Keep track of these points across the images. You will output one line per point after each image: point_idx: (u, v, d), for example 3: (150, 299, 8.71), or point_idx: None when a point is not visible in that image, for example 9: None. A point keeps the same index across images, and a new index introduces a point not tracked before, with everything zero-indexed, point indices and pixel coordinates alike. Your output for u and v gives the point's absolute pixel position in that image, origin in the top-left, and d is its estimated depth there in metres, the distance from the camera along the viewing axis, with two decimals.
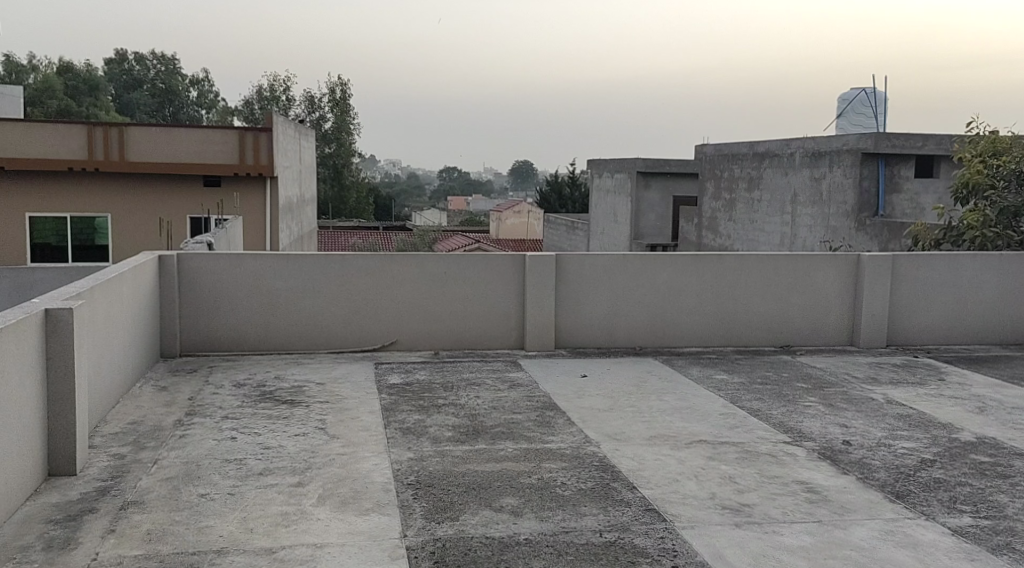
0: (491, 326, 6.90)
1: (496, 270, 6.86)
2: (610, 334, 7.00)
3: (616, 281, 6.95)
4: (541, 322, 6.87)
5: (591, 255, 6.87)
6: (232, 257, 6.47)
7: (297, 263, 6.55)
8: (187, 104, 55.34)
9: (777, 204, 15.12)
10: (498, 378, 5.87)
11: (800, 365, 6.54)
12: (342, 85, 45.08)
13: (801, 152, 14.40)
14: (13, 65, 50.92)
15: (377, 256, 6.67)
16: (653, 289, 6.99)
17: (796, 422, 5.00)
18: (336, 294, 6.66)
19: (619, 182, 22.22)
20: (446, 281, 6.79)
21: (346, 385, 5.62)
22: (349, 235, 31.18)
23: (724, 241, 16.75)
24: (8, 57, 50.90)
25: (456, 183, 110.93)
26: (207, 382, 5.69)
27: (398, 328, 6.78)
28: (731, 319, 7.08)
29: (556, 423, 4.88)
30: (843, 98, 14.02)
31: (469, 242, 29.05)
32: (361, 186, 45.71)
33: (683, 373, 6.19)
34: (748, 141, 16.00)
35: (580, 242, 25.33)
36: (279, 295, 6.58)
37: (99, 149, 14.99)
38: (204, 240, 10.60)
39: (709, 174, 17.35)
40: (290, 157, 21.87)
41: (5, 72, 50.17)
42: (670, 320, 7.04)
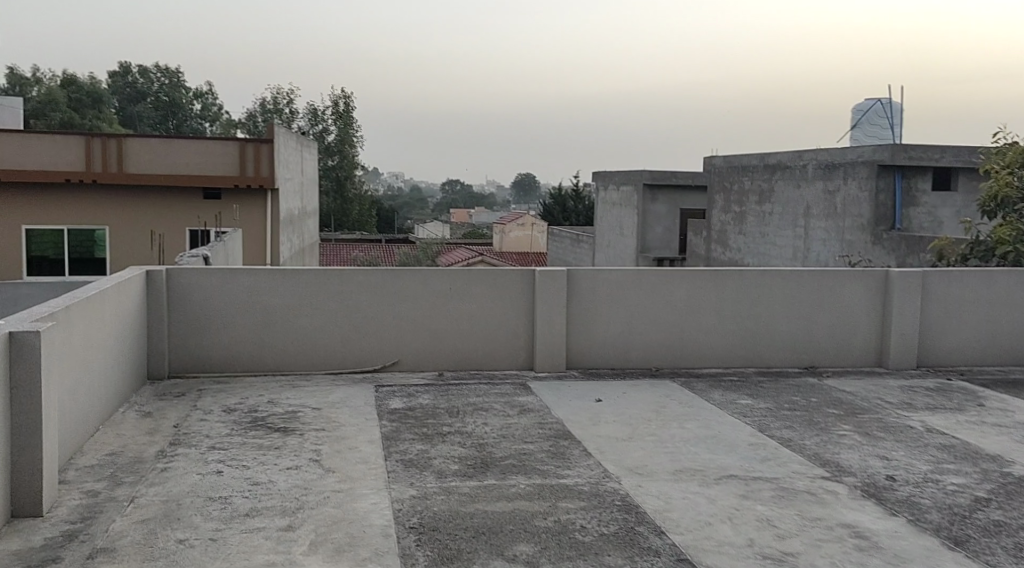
0: (499, 344, 6.51)
1: (504, 285, 6.47)
2: (624, 353, 6.61)
3: (631, 298, 6.57)
4: (552, 340, 6.48)
5: (605, 269, 6.50)
6: (224, 272, 6.09)
7: (293, 278, 6.18)
8: (191, 117, 55.27)
9: (790, 217, 14.76)
10: (507, 403, 5.48)
11: (828, 389, 6.14)
12: (346, 97, 44.88)
13: (814, 164, 14.06)
14: (17, 78, 50.91)
15: (378, 270, 6.29)
16: (670, 306, 6.62)
17: (832, 454, 4.60)
18: (335, 311, 6.28)
19: (626, 195, 21.88)
20: (451, 297, 6.41)
21: (344, 410, 5.23)
22: (352, 247, 30.88)
23: (735, 254, 16.38)
24: (13, 70, 50.89)
25: (459, 196, 110.77)
26: (195, 407, 5.31)
27: (400, 347, 6.39)
28: (752, 338, 6.70)
29: (571, 454, 4.48)
30: (857, 108, 13.63)
31: (473, 254, 28.71)
32: (364, 199, 45.46)
33: (704, 398, 5.79)
34: (758, 153, 15.66)
35: (586, 255, 24.97)
36: (275, 312, 6.20)
37: (97, 162, 14.91)
38: (200, 253, 10.26)
39: (718, 186, 16.99)
40: (291, 169, 21.56)
41: (9, 85, 50.13)
42: (687, 338, 6.66)
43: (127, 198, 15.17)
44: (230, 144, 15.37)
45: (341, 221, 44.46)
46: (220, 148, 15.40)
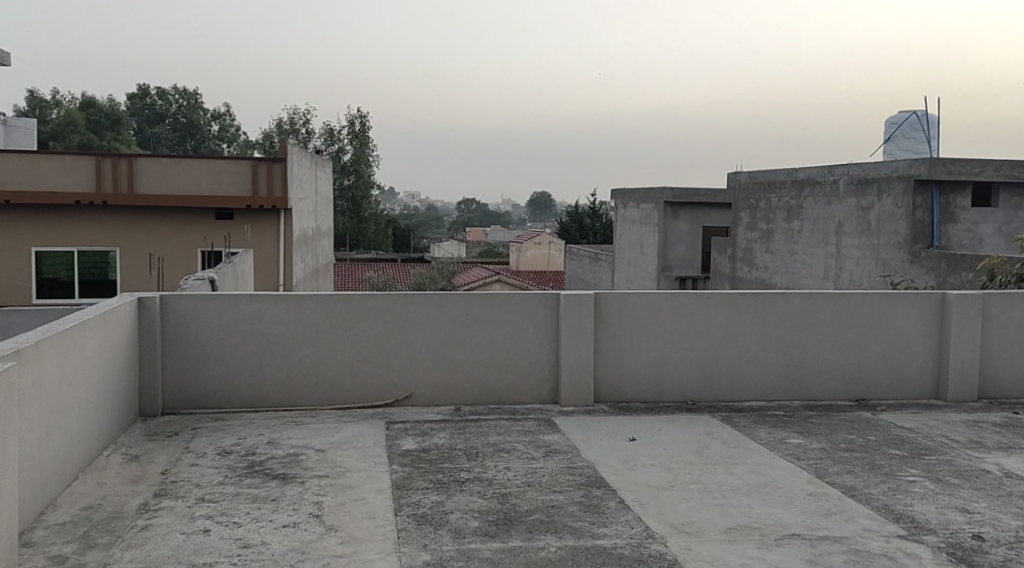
0: (521, 376, 5.99)
1: (527, 312, 5.95)
2: (658, 386, 6.07)
3: (665, 325, 6.03)
4: (579, 372, 5.94)
5: (636, 294, 5.97)
6: (223, 298, 5.61)
7: (297, 305, 5.69)
8: (208, 139, 55.31)
9: (820, 235, 14.21)
10: (531, 443, 4.95)
11: (884, 425, 5.58)
12: (362, 117, 44.71)
13: (846, 179, 13.54)
14: (37, 101, 51.15)
15: (390, 295, 5.79)
16: (707, 333, 6.08)
17: (904, 506, 4.05)
18: (343, 341, 5.78)
19: (646, 213, 21.35)
20: (468, 325, 5.90)
21: (351, 452, 4.73)
22: (367, 267, 30.48)
23: (762, 274, 15.82)
24: (32, 92, 51.11)
25: (475, 215, 110.53)
26: (187, 449, 4.80)
27: (414, 380, 5.88)
28: (796, 368, 6.17)
29: (606, 507, 3.94)
30: (890, 121, 13.11)
31: (489, 274, 28.21)
32: (380, 218, 45.18)
33: (750, 436, 5.24)
34: (786, 168, 15.13)
35: (604, 274, 24.43)
36: (278, 343, 5.70)
37: (108, 183, 14.60)
38: (206, 276, 9.80)
39: (743, 203, 16.45)
40: (305, 188, 21.18)
41: (29, 107, 50.36)
42: (726, 368, 6.11)
43: (138, 219, 14.79)
44: (242, 164, 15.01)
45: (356, 240, 44.13)
46: (232, 166, 15.02)
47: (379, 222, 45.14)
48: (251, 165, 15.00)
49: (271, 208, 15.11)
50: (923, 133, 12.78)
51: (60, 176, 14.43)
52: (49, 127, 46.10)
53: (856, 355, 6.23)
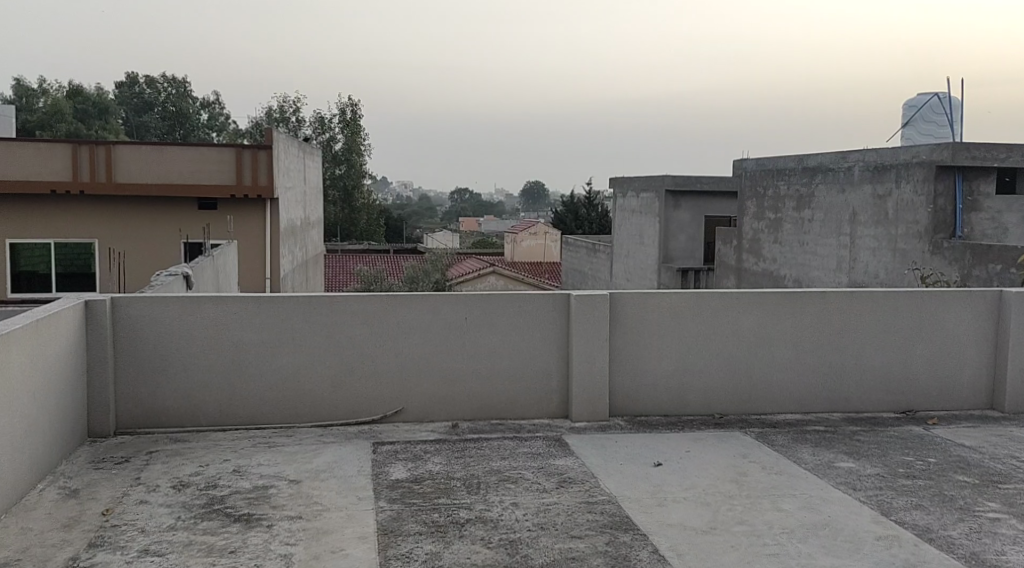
0: (526, 387, 5.28)
1: (533, 314, 5.24)
2: (680, 397, 5.37)
3: (687, 328, 5.35)
4: (592, 383, 5.24)
5: (657, 293, 5.28)
6: (184, 301, 4.88)
7: (272, 309, 4.98)
8: (198, 128, 54.36)
9: (833, 224, 13.52)
10: (542, 470, 4.26)
11: (942, 444, 4.89)
12: (353, 106, 43.85)
13: (861, 165, 12.88)
14: (23, 89, 50.11)
15: (377, 296, 5.08)
16: (736, 338, 5.39)
17: (995, 554, 3.37)
18: (324, 349, 5.07)
19: (646, 202, 20.65)
20: (466, 329, 5.19)
21: (331, 484, 4.02)
22: (359, 259, 29.72)
23: (770, 265, 15.15)
24: (19, 81, 50.11)
25: (468, 205, 109.88)
26: (138, 482, 4.08)
27: (406, 393, 5.17)
28: (836, 376, 5.49)
29: (638, 560, 3.24)
30: (909, 104, 12.41)
31: (484, 265, 27.52)
32: (372, 208, 44.39)
33: (793, 458, 4.55)
34: (796, 155, 14.43)
35: (603, 265, 23.76)
36: (249, 351, 4.98)
37: (85, 171, 13.81)
38: (180, 271, 9.07)
39: (749, 191, 15.76)
40: (293, 177, 20.41)
41: (15, 96, 49.32)
42: (757, 377, 5.42)
43: (116, 209, 14.03)
44: (225, 151, 14.25)
45: (348, 231, 43.40)
46: (215, 155, 14.26)
47: (371, 212, 44.42)
48: (235, 153, 14.25)
49: (256, 198, 14.40)
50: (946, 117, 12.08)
51: (34, 164, 13.65)
52: (34, 115, 45.08)
53: (902, 361, 5.54)
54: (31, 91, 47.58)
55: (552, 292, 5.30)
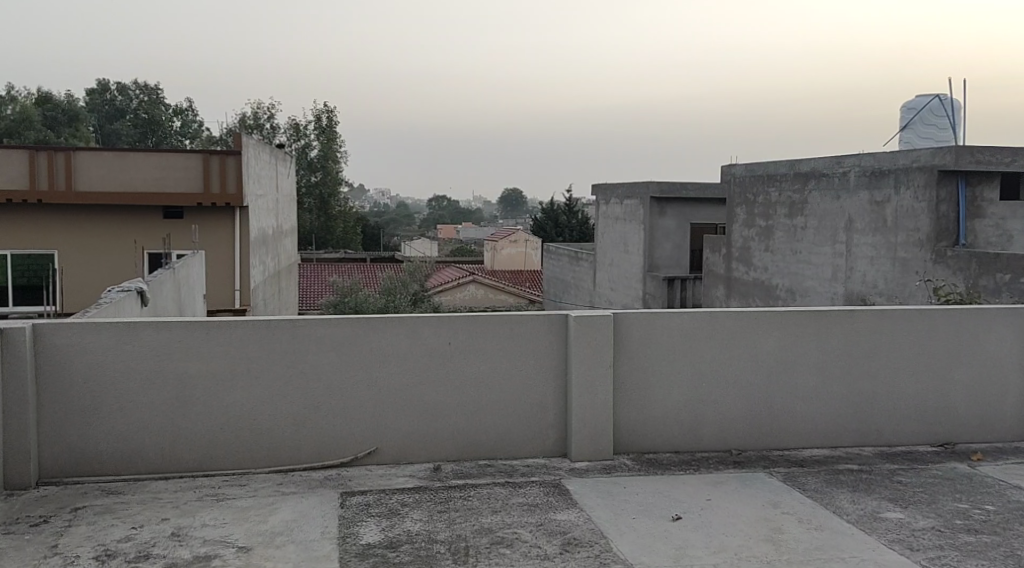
0: (518, 422, 4.62)
1: (526, 338, 4.59)
2: (693, 432, 4.73)
3: (701, 352, 4.71)
4: (593, 418, 4.59)
5: (666, 314, 4.64)
6: (121, 328, 4.18)
7: (225, 336, 4.29)
8: (170, 135, 53.35)
9: (828, 232, 12.96)
10: (542, 529, 3.60)
11: (995, 486, 4.28)
12: (328, 112, 43.09)
13: (857, 170, 12.34)
14: None
15: (347, 319, 4.41)
16: (755, 363, 4.75)
17: None
18: (285, 380, 4.38)
19: (630, 209, 20.05)
20: (449, 356, 4.53)
21: (289, 554, 3.34)
22: (334, 268, 28.94)
23: (761, 274, 14.58)
24: None
25: (445, 212, 109.20)
26: (54, 551, 3.38)
27: (380, 430, 4.50)
28: (866, 405, 4.87)
29: None
30: (908, 106, 11.88)
31: (462, 274, 26.84)
32: (348, 216, 43.62)
33: (831, 507, 3.92)
34: (787, 160, 13.86)
35: (585, 274, 23.16)
36: (196, 385, 4.29)
37: (44, 179, 13.14)
38: (133, 287, 8.31)
39: (738, 197, 15.19)
40: (264, 184, 19.65)
41: None
42: (779, 408, 4.79)
43: (77, 222, 13.37)
44: (193, 158, 13.60)
45: (324, 239, 42.61)
46: (180, 161, 13.56)
47: (347, 220, 43.70)
48: (202, 160, 13.56)
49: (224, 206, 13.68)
50: (949, 120, 11.56)
51: None
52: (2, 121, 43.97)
53: (940, 388, 4.92)
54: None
55: (547, 312, 4.65)
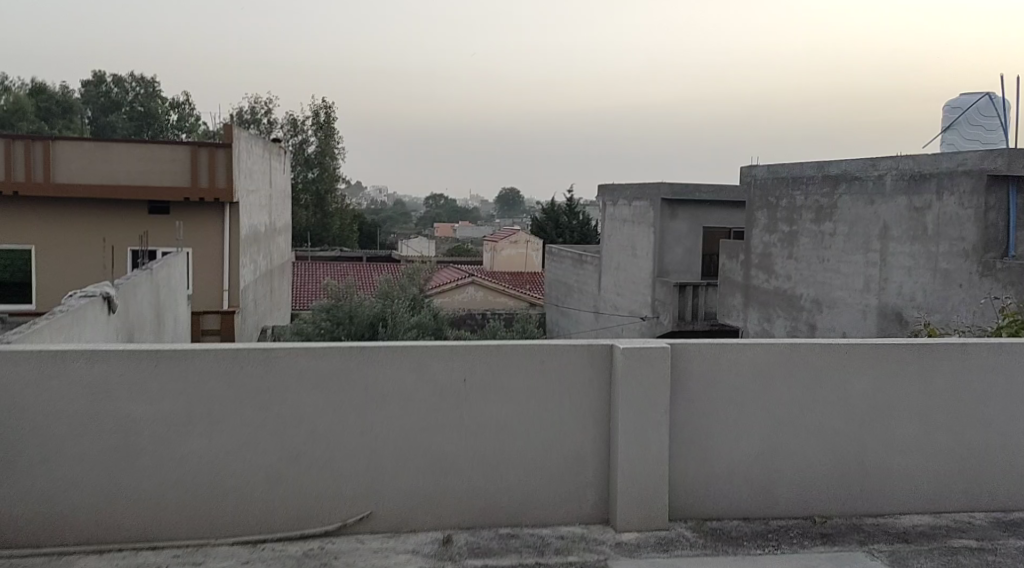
0: (549, 480, 3.69)
1: (560, 374, 3.67)
2: (764, 492, 3.81)
3: (775, 394, 3.78)
4: (644, 477, 3.65)
5: (734, 346, 3.73)
6: (44, 359, 3.27)
7: (180, 370, 3.39)
8: (167, 129, 52.36)
9: (859, 239, 12.03)
10: None
11: None
12: (327, 108, 42.13)
13: (893, 173, 11.42)
14: None
15: (335, 349, 3.48)
16: (841, 410, 3.83)
17: None
18: (256, 426, 3.46)
19: (639, 211, 19.12)
20: (465, 397, 3.60)
21: None
22: (329, 268, 28.03)
23: (783, 283, 13.67)
24: None
25: (443, 211, 108.39)
26: None
27: (376, 487, 3.57)
28: (976, 461, 3.94)
29: None
30: (953, 105, 10.99)
31: (462, 275, 25.92)
32: (345, 213, 42.71)
33: None
34: (815, 161, 12.94)
35: (590, 277, 22.25)
36: (142, 432, 3.38)
37: None
38: (99, 293, 7.40)
39: (759, 201, 14.26)
40: (256, 179, 18.69)
41: None
42: (870, 465, 3.88)
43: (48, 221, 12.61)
44: (180, 150, 14.71)
45: (320, 236, 41.66)
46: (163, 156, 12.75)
47: (344, 217, 42.79)
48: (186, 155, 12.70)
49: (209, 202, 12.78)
50: (999, 120, 10.70)
51: None
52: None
53: None
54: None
55: (587, 341, 3.73)
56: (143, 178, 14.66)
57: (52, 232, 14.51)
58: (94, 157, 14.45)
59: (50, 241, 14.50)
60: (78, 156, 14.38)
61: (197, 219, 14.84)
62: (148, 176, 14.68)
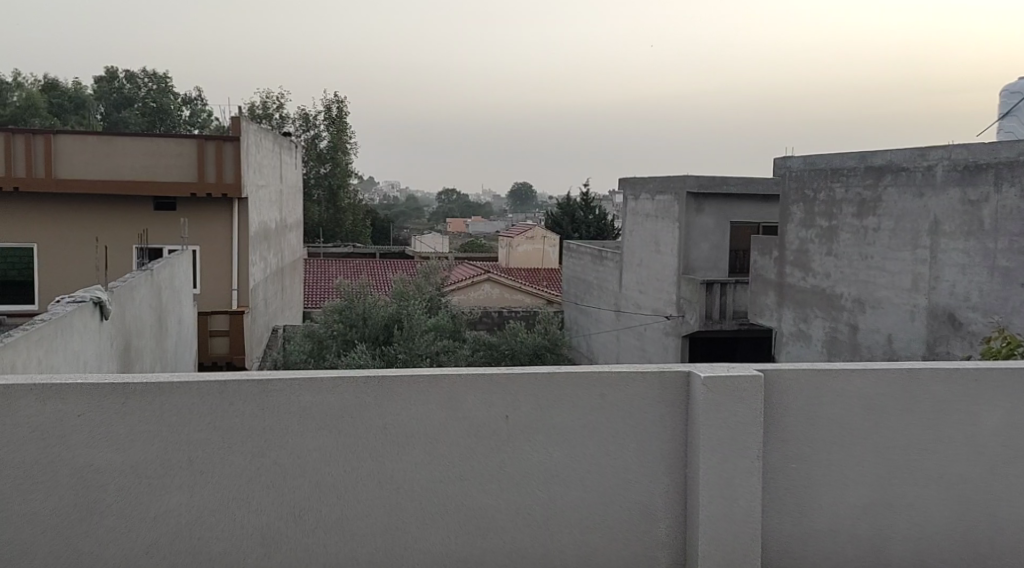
0: (612, 540, 3.00)
1: (623, 408, 2.97)
2: (876, 552, 3.13)
3: (889, 430, 3.08)
4: (730, 536, 2.97)
5: (836, 371, 3.03)
6: None
7: (152, 408, 2.71)
8: (180, 124, 51.99)
9: (907, 235, 11.32)
10: None
11: None
12: (339, 102, 41.58)
13: (945, 164, 10.67)
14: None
15: (348, 382, 2.81)
16: (968, 450, 3.12)
17: None
18: (249, 476, 2.79)
19: (663, 205, 18.38)
20: (508, 438, 2.91)
21: None
22: (342, 265, 27.44)
23: (821, 281, 12.94)
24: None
25: (455, 206, 107.90)
26: None
27: (397, 549, 2.89)
28: None
29: None
30: (1010, 91, 10.28)
31: (477, 272, 25.28)
32: (358, 208, 42.13)
33: None
34: (857, 151, 12.20)
35: (610, 274, 21.53)
36: (107, 487, 2.71)
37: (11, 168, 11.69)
38: (88, 297, 6.77)
39: (794, 194, 13.53)
40: (266, 174, 18.06)
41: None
42: (1003, 519, 3.17)
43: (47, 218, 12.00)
44: (186, 144, 14.00)
45: (332, 231, 41.06)
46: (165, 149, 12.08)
47: (356, 213, 42.24)
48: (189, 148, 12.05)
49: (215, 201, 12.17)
50: None
51: None
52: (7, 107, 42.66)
53: None
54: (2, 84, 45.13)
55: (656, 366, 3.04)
56: (148, 173, 13.97)
57: (53, 226, 13.91)
58: (98, 151, 13.77)
59: (51, 236, 13.90)
60: (80, 151, 13.70)
61: (204, 215, 14.24)
62: (154, 171, 13.99)
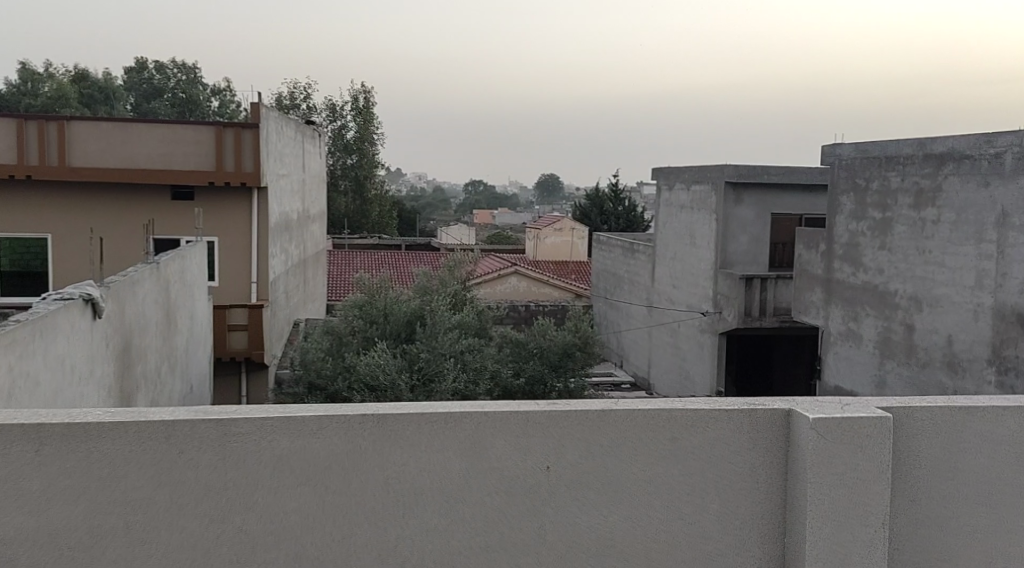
0: None
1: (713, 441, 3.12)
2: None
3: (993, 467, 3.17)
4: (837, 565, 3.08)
5: (946, 409, 3.13)
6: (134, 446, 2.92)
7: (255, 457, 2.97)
8: (209, 115, 51.63)
9: (970, 227, 10.48)
10: None
11: None
12: (366, 92, 40.98)
13: (1016, 151, 9.81)
14: (29, 73, 47.46)
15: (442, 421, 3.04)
16: None
17: None
18: (207, 522, 2.93)
19: (699, 196, 17.56)
20: (609, 471, 3.07)
21: None
22: (367, 257, 26.86)
23: (873, 277, 12.14)
24: (25, 65, 47.59)
25: (483, 197, 107.26)
26: None
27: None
28: None
29: None
30: None
31: (504, 265, 24.65)
32: (384, 199, 41.57)
33: None
34: (916, 138, 11.36)
35: (642, 268, 20.72)
36: (27, 523, 2.84)
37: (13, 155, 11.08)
38: (77, 294, 6.14)
39: (844, 183, 12.71)
40: (287, 163, 17.44)
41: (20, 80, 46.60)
42: None
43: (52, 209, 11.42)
44: (204, 131, 13.37)
45: (358, 223, 40.59)
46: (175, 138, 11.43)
47: (383, 204, 41.68)
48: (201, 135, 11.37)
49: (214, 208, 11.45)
50: None
51: None
52: (38, 99, 42.62)
53: None
54: (34, 76, 45.23)
55: (746, 401, 3.17)
56: (164, 161, 13.37)
57: (70, 215, 13.35)
58: (113, 138, 13.19)
59: (68, 225, 13.35)
60: (95, 138, 13.13)
61: (222, 206, 13.66)
62: (170, 159, 13.38)
